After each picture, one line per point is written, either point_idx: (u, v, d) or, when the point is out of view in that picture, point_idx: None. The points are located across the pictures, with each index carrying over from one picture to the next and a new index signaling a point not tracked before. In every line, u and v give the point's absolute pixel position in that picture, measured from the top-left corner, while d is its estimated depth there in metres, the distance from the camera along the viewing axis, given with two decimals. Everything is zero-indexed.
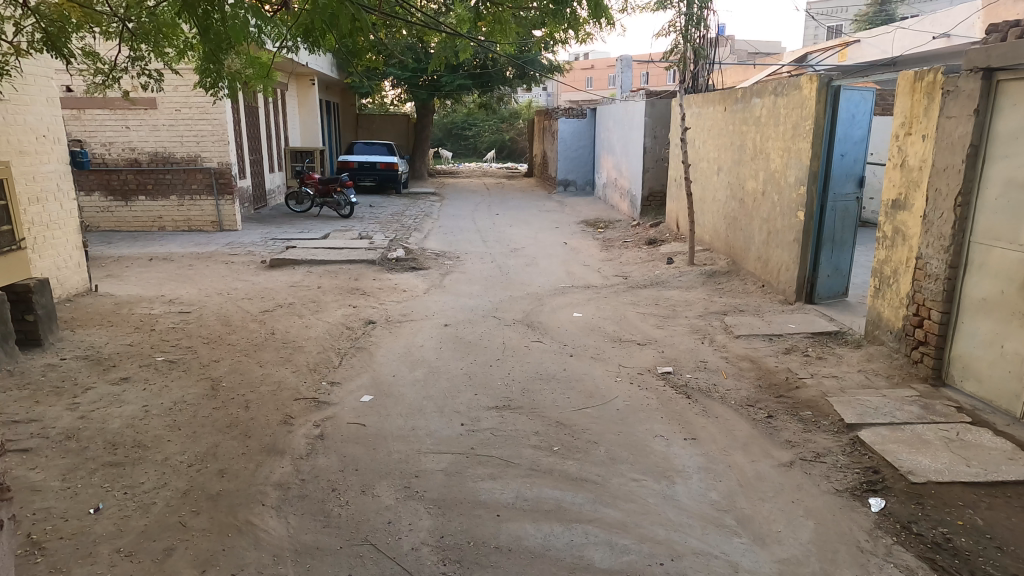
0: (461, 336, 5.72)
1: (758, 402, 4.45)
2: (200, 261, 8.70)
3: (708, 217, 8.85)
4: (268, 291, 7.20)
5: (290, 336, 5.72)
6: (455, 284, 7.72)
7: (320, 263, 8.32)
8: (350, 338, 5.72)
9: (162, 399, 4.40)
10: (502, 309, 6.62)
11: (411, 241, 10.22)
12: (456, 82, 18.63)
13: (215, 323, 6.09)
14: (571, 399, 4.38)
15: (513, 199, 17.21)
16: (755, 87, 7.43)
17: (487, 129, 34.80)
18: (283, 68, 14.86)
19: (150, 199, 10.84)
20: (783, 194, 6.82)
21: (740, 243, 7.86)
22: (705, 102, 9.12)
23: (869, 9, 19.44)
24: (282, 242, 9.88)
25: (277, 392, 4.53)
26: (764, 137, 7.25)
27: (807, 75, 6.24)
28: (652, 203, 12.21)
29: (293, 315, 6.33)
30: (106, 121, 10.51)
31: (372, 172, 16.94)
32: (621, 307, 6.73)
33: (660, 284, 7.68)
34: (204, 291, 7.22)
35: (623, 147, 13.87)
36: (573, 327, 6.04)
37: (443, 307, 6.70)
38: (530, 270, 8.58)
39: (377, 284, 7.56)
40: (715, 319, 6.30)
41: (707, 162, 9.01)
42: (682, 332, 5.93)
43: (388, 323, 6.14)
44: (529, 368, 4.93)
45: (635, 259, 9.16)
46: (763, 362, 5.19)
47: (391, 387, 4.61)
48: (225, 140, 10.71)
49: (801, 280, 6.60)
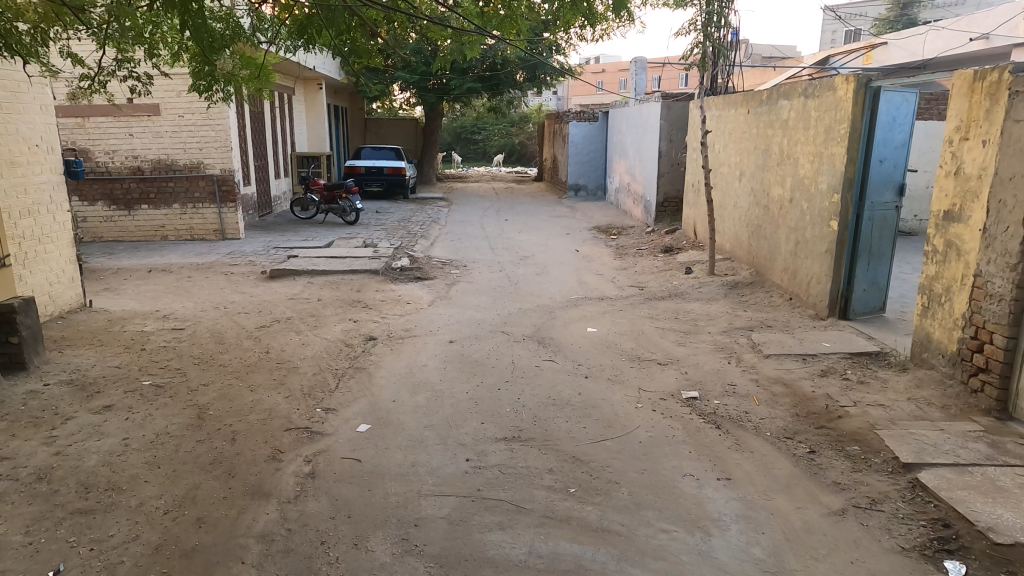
0: (467, 354, 5.33)
1: (797, 435, 4.00)
2: (199, 271, 8.39)
3: (729, 225, 8.40)
4: (267, 305, 6.85)
5: (286, 355, 5.35)
6: (462, 295, 7.34)
7: (322, 273, 7.97)
8: (348, 356, 5.34)
9: (145, 431, 4.03)
10: (512, 323, 6.22)
11: (417, 249, 9.87)
12: (464, 86, 18.39)
13: (209, 341, 5.73)
14: (588, 428, 3.95)
15: (522, 204, 16.84)
16: (783, 87, 6.99)
17: (497, 132, 34.51)
18: (290, 72, 14.60)
19: (154, 208, 10.57)
20: (814, 202, 6.37)
21: (764, 253, 7.41)
22: (725, 104, 8.69)
23: (890, 11, 18.91)
24: (285, 250, 9.56)
25: (267, 421, 4.15)
26: (793, 140, 6.80)
27: (843, 75, 5.81)
28: (667, 208, 11.78)
29: (290, 331, 5.97)
30: (109, 128, 10.25)
31: (379, 177, 16.68)
32: (639, 322, 6.30)
33: (680, 296, 7.22)
34: (201, 305, 6.88)
35: (636, 151, 13.45)
36: (587, 344, 5.62)
37: (449, 321, 6.31)
38: (541, 280, 8.17)
39: (380, 295, 7.19)
40: (740, 336, 5.84)
41: (727, 167, 8.57)
42: (706, 350, 5.48)
43: (390, 339, 5.77)
44: (541, 391, 4.52)
45: (650, 268, 8.71)
46: (797, 386, 4.73)
47: (390, 414, 4.23)
48: (228, 147, 10.43)
49: (834, 294, 6.17)
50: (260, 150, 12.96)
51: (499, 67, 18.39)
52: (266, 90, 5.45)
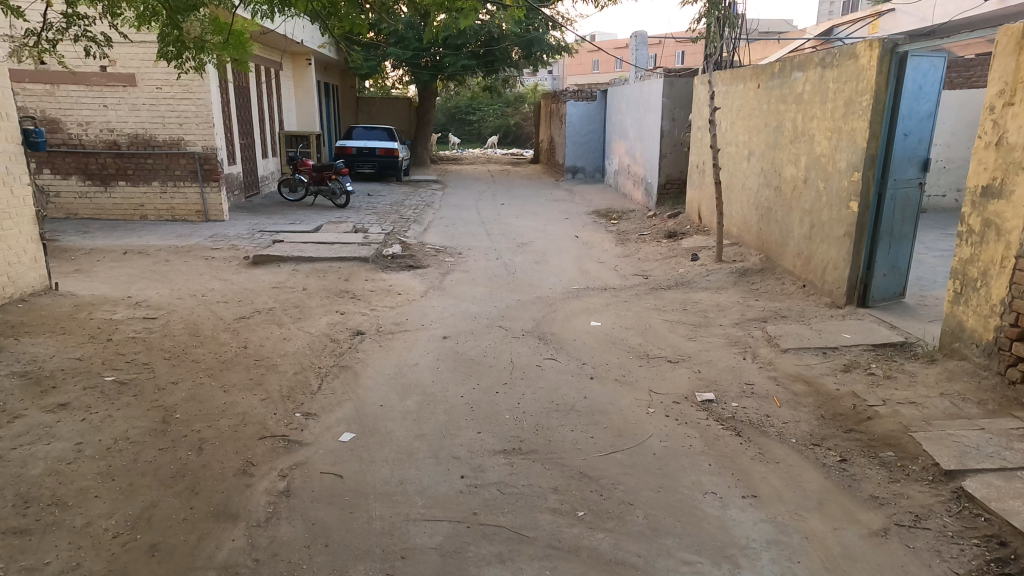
0: (462, 353, 4.92)
1: (826, 440, 3.61)
2: (178, 255, 7.87)
3: (737, 208, 7.93)
4: (248, 292, 6.35)
5: (268, 351, 4.84)
6: (456, 285, 6.90)
7: (308, 260, 7.48)
8: (333, 353, 4.90)
9: (102, 435, 3.51)
10: (509, 317, 5.80)
11: (409, 235, 9.39)
12: (458, 63, 17.62)
13: (183, 330, 5.24)
14: (595, 440, 3.58)
15: (519, 187, 16.32)
16: (798, 58, 6.46)
17: (491, 113, 33.73)
18: (275, 45, 13.89)
19: (132, 185, 10.02)
20: (831, 180, 5.84)
21: (774, 237, 6.96)
22: (733, 79, 8.18)
23: None
24: (270, 234, 9.05)
25: (240, 429, 3.68)
26: (808, 116, 6.26)
27: (867, 41, 5.25)
28: (670, 191, 11.31)
29: (271, 323, 5.49)
30: (82, 98, 9.62)
31: (371, 159, 16.08)
32: (646, 315, 5.90)
33: (688, 285, 6.81)
34: (177, 291, 6.38)
35: (637, 131, 12.92)
36: (591, 339, 5.22)
37: (442, 314, 5.88)
38: (540, 268, 7.73)
39: (370, 285, 6.74)
40: (756, 328, 5.43)
41: (735, 146, 8.05)
42: (719, 345, 5.09)
43: (379, 334, 5.34)
44: (542, 395, 4.14)
45: (654, 255, 8.27)
46: (820, 383, 4.32)
47: (376, 422, 3.83)
48: (210, 123, 9.85)
49: (852, 280, 5.68)
50: (245, 129, 12.35)
51: (494, 44, 17.72)
52: (241, 58, 4.79)
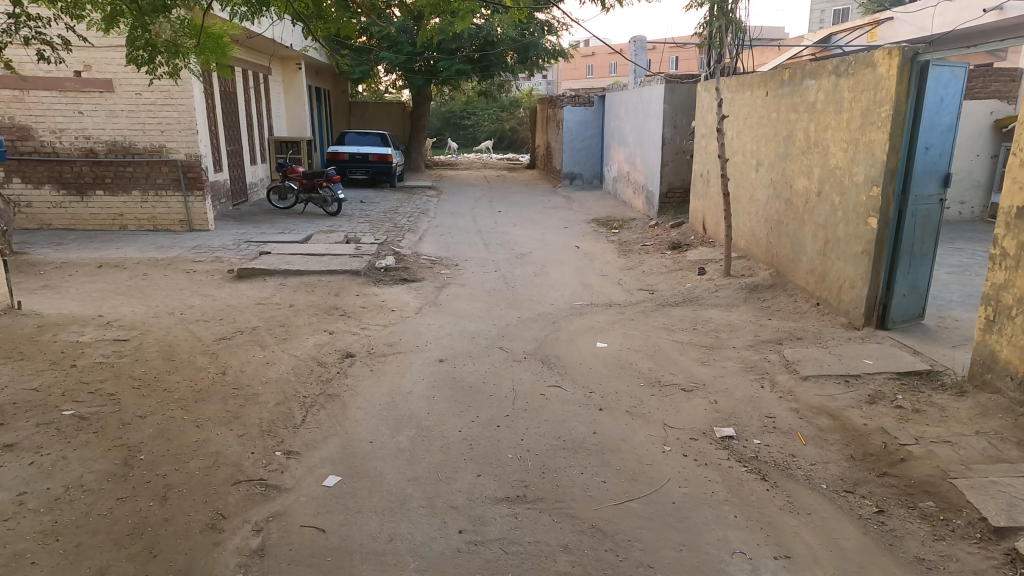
0: (460, 378, 4.57)
1: (860, 486, 3.29)
2: (158, 268, 7.49)
3: (744, 220, 7.63)
4: (230, 310, 5.98)
5: (248, 378, 4.46)
6: (452, 301, 6.55)
7: (295, 273, 7.11)
8: (320, 379, 4.54)
9: (51, 483, 3.14)
10: (510, 338, 5.45)
11: (403, 245, 9.05)
12: (453, 67, 17.27)
13: (157, 354, 4.86)
14: (607, 486, 3.24)
15: (516, 194, 15.99)
16: (810, 65, 6.16)
17: (487, 118, 33.49)
18: (264, 49, 13.50)
19: (111, 194, 9.63)
20: (847, 194, 5.55)
21: (786, 251, 6.66)
22: (738, 86, 7.87)
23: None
24: (257, 245, 8.68)
25: (211, 473, 3.31)
26: (821, 126, 5.96)
27: (886, 48, 4.96)
28: (672, 199, 11.02)
29: (253, 345, 5.11)
30: (55, 104, 9.20)
31: (364, 164, 15.71)
32: (654, 335, 5.57)
33: (696, 302, 6.49)
34: (153, 309, 6.00)
35: (636, 137, 12.64)
36: (598, 364, 4.88)
37: (439, 334, 5.53)
38: (540, 282, 7.39)
39: (361, 301, 6.38)
40: (771, 352, 5.12)
41: (741, 155, 7.74)
42: (734, 371, 4.78)
43: (370, 357, 4.98)
44: (548, 430, 3.81)
45: (659, 268, 7.96)
46: (845, 417, 4.00)
47: (365, 462, 3.47)
48: (193, 129, 9.46)
49: (870, 299, 5.37)
50: (232, 135, 11.97)
51: (490, 48, 17.41)
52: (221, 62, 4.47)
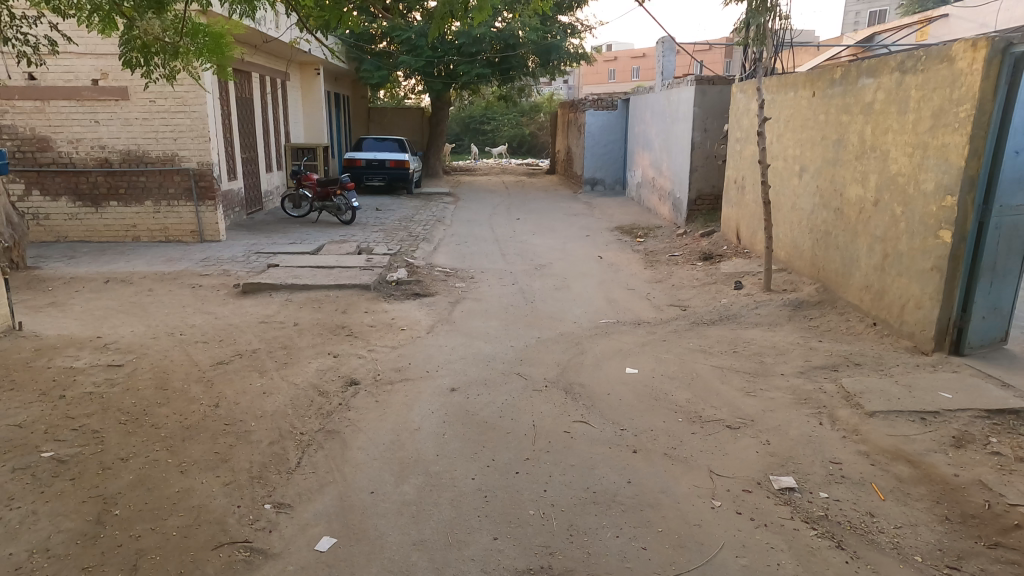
0: (473, 412, 4.09)
1: (964, 561, 2.71)
2: (163, 282, 7.18)
3: (785, 230, 7.03)
4: (231, 330, 5.60)
5: (243, 412, 4.03)
6: (467, 318, 6.09)
7: (302, 288, 6.73)
8: (320, 413, 4.10)
9: (13, 548, 2.73)
10: (529, 362, 4.96)
11: (417, 255, 8.65)
12: (473, 71, 16.91)
13: (150, 380, 4.47)
14: (649, 554, 2.73)
15: (535, 200, 15.53)
16: (866, 61, 5.57)
17: (507, 123, 33.15)
18: (282, 54, 13.27)
19: (124, 205, 9.42)
20: (912, 205, 4.95)
21: (834, 264, 6.05)
22: (780, 86, 7.28)
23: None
24: (266, 256, 8.36)
25: (190, 534, 2.87)
26: (880, 128, 5.37)
27: (967, 39, 4.38)
28: (701, 206, 10.42)
29: (252, 370, 4.71)
30: (72, 114, 9.04)
31: (381, 171, 15.42)
32: (689, 359, 5.02)
33: (734, 321, 5.91)
34: (153, 328, 5.65)
35: (662, 141, 12.08)
36: (629, 393, 4.36)
37: (451, 357, 5.06)
38: (562, 297, 6.89)
39: (370, 318, 5.97)
40: (826, 381, 4.52)
41: (782, 161, 7.15)
42: (786, 405, 4.19)
43: (376, 384, 4.55)
44: (575, 479, 3.31)
45: (690, 281, 7.39)
46: (929, 466, 3.42)
47: (365, 519, 3.01)
48: (206, 137, 9.21)
49: (941, 322, 4.75)
50: (248, 143, 11.75)
51: (511, 51, 16.99)
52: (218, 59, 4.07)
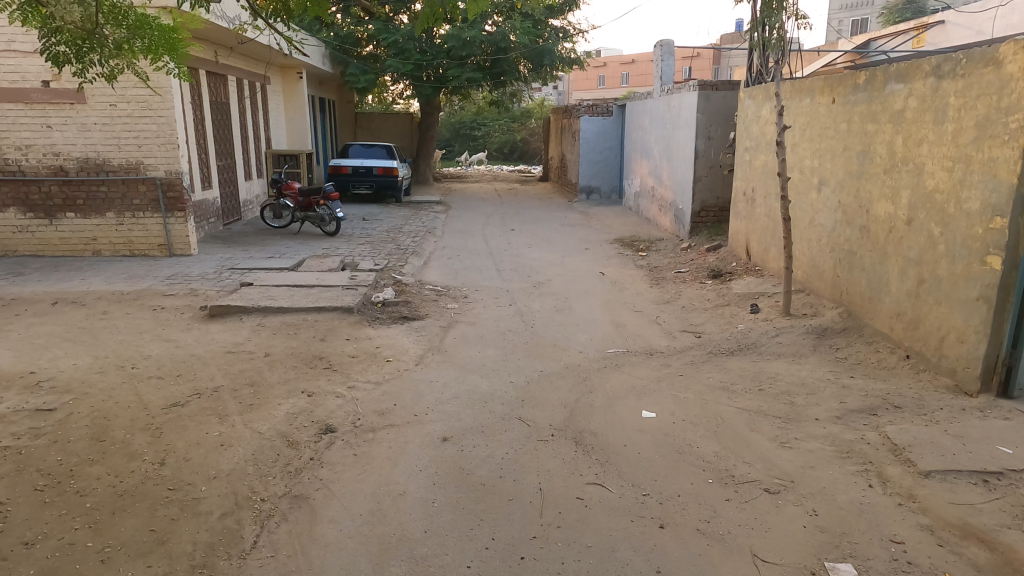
0: (468, 471, 3.49)
1: None
2: (121, 304, 6.52)
3: (803, 248, 6.50)
4: (191, 362, 4.95)
5: (193, 472, 3.40)
6: (461, 347, 5.48)
7: (277, 310, 6.10)
8: (286, 472, 3.47)
9: None
10: (532, 403, 4.36)
11: (406, 271, 8.06)
12: (463, 75, 16.36)
13: (84, 430, 3.84)
14: None
15: (529, 209, 14.98)
16: (895, 66, 5.06)
17: (498, 129, 32.71)
18: (261, 56, 12.63)
19: (83, 216, 8.73)
20: (953, 226, 4.41)
21: (859, 287, 5.52)
22: (794, 92, 6.76)
23: (899, 7, 18.65)
24: (239, 273, 7.71)
25: None
26: (912, 139, 4.84)
27: (1018, 41, 3.86)
28: (705, 218, 9.91)
29: (211, 415, 4.08)
30: (21, 118, 8.35)
31: (368, 178, 14.79)
32: (711, 399, 4.47)
33: (754, 351, 5.37)
34: (100, 360, 5.00)
35: (663, 150, 11.60)
36: (648, 446, 3.79)
37: (442, 396, 4.45)
38: (563, 320, 6.32)
39: (352, 346, 5.36)
40: (866, 428, 3.96)
41: (799, 173, 6.63)
42: (826, 460, 3.63)
43: (356, 432, 3.94)
44: (593, 566, 2.75)
45: (701, 303, 6.87)
46: (1008, 548, 2.86)
47: None
48: (174, 143, 8.54)
49: (989, 358, 4.18)
50: (224, 148, 11.06)
51: (502, 54, 16.43)
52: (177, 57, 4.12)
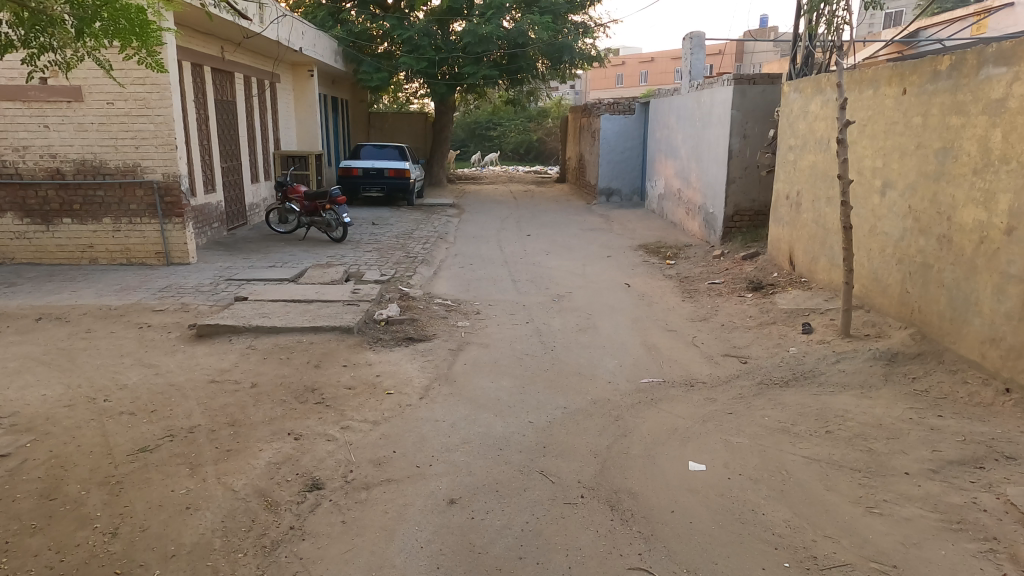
0: (480, 548, 2.82)
1: None
2: (107, 321, 5.98)
3: (863, 258, 5.70)
4: (169, 395, 4.36)
5: (148, 549, 2.79)
6: (472, 375, 4.82)
7: (269, 330, 5.51)
8: (260, 547, 2.84)
9: None
10: (556, 451, 3.68)
11: (414, 282, 7.46)
12: (479, 73, 15.70)
13: (34, 484, 3.25)
14: None
15: (546, 213, 14.28)
16: (993, 46, 4.26)
17: (515, 128, 32.07)
18: (270, 52, 12.11)
19: (79, 223, 8.27)
20: None
21: (938, 307, 4.72)
22: (853, 84, 5.94)
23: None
24: (236, 285, 7.16)
25: None
26: (1017, 133, 4.04)
27: None
28: (738, 223, 9.12)
29: (181, 465, 3.47)
30: (18, 117, 7.92)
31: (379, 181, 14.23)
32: (770, 444, 3.74)
33: (812, 381, 4.62)
34: (72, 390, 4.44)
35: (691, 149, 10.81)
36: (704, 513, 3.07)
37: (450, 441, 3.80)
38: (587, 341, 5.64)
39: (350, 374, 4.74)
40: (976, 488, 3.19)
41: (858, 174, 5.83)
42: (935, 534, 2.88)
43: (348, 489, 3.29)
44: None
45: (742, 320, 6.12)
46: None
47: None
48: (171, 145, 8.02)
49: None
50: (228, 149, 10.57)
51: (519, 49, 15.75)
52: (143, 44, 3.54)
